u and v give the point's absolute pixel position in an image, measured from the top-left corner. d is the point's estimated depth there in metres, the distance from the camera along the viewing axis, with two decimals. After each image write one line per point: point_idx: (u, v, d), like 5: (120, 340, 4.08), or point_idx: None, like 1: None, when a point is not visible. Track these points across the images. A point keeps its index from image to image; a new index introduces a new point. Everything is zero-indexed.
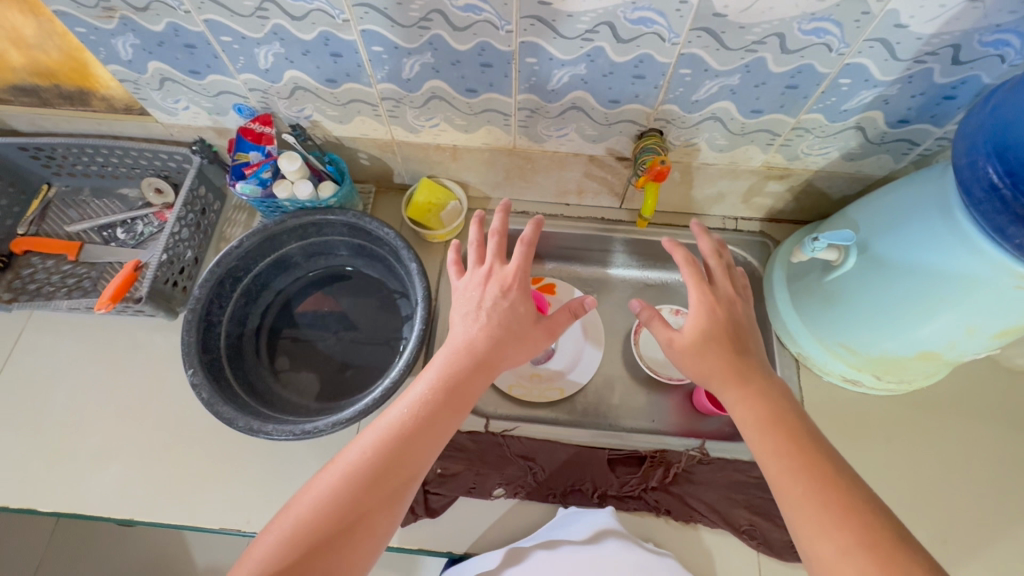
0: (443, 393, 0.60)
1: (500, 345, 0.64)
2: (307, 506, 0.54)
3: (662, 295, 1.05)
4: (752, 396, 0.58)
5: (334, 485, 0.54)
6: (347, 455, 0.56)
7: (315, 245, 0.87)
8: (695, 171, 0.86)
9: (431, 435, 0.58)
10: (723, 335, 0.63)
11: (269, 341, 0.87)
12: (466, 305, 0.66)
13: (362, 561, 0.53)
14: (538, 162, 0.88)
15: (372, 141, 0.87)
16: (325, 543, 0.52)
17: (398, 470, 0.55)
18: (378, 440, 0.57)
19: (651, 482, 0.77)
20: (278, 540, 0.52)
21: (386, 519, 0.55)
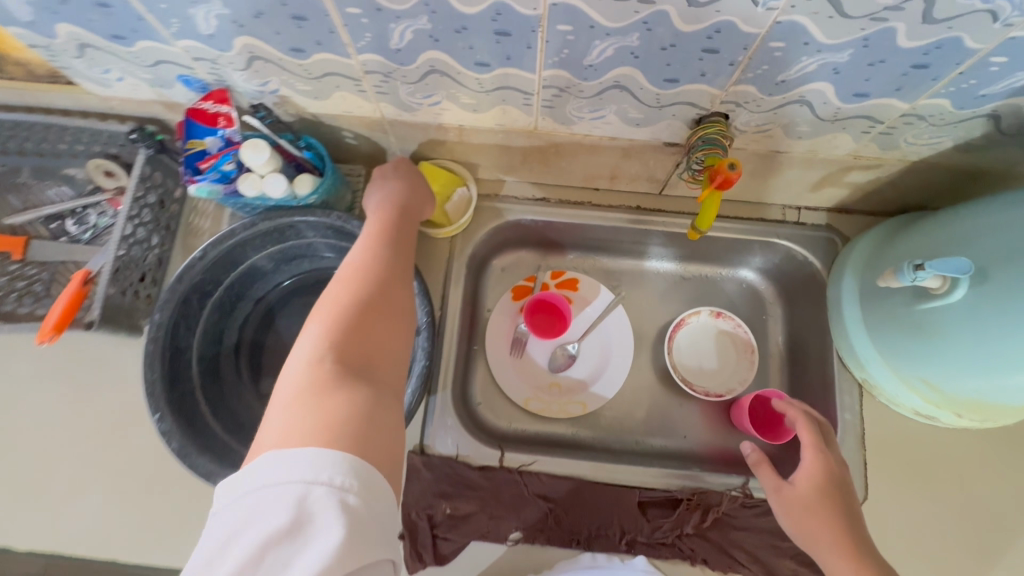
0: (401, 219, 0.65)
1: (420, 195, 0.70)
2: (326, 316, 0.49)
3: (701, 292, 0.91)
4: (852, 567, 0.57)
5: (341, 294, 0.51)
6: (338, 279, 0.54)
7: (296, 248, 0.73)
8: (761, 159, 0.69)
9: (405, 240, 0.63)
10: (832, 502, 0.61)
11: (252, 358, 0.76)
12: (388, 173, 0.70)
13: (397, 348, 0.51)
14: (564, 145, 0.71)
15: (358, 120, 0.70)
16: (359, 330, 0.48)
17: (398, 261, 0.59)
18: (372, 250, 0.58)
19: (686, 528, 0.69)
20: (313, 344, 0.46)
21: (403, 305, 0.54)
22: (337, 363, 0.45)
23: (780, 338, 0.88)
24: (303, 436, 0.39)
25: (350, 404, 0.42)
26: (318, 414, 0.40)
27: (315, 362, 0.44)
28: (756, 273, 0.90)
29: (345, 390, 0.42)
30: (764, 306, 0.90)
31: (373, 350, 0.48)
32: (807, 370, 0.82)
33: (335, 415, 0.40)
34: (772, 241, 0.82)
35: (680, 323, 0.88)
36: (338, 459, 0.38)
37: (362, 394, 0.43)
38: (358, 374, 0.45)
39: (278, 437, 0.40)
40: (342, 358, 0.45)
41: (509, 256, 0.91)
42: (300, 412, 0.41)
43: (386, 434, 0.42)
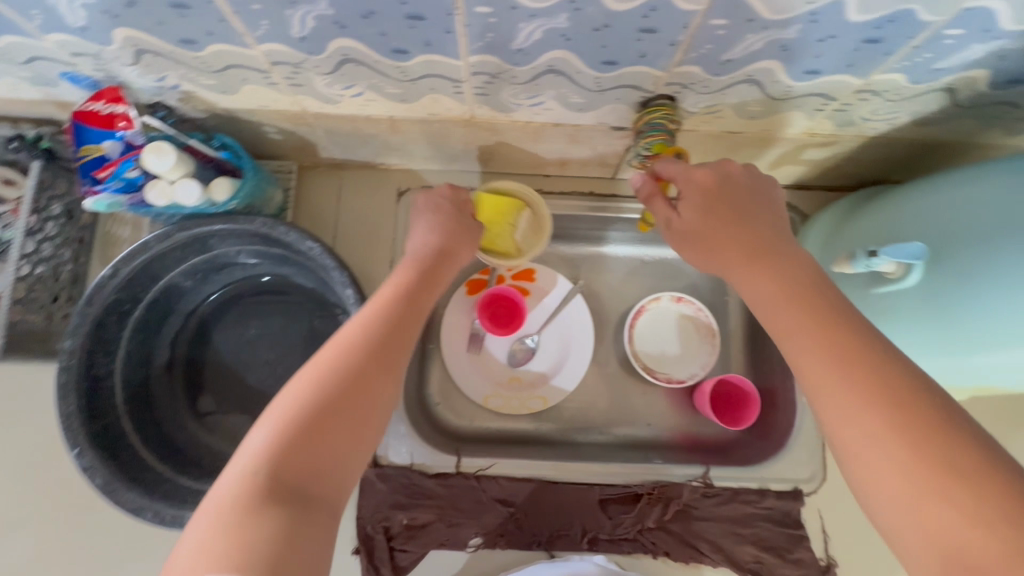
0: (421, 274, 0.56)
1: (458, 239, 0.61)
2: (290, 403, 0.42)
3: (661, 276, 0.88)
4: (792, 300, 0.45)
5: (315, 373, 0.44)
6: (323, 350, 0.46)
7: (221, 257, 0.68)
8: (714, 140, 0.65)
9: (422, 303, 0.54)
10: (732, 199, 0.51)
11: (188, 376, 0.72)
12: (433, 214, 0.62)
13: (359, 450, 0.44)
14: (506, 133, 0.66)
15: (278, 114, 0.63)
16: (319, 429, 0.41)
17: (400, 337, 0.49)
18: (370, 315, 0.50)
19: (648, 522, 0.68)
20: (264, 441, 0.40)
21: (383, 396, 0.46)
22: (277, 473, 0.39)
23: (742, 320, 0.87)
24: (216, 559, 0.34)
25: (273, 533, 0.36)
26: (233, 537, 0.35)
27: (254, 467, 0.39)
28: None
29: (271, 517, 0.36)
30: (725, 287, 0.88)
31: (327, 457, 0.41)
32: (769, 351, 0.81)
33: (252, 545, 0.35)
34: None
35: (640, 310, 0.85)
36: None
37: (290, 522, 0.37)
38: (298, 493, 0.39)
39: (187, 551, 0.35)
40: (286, 466, 0.39)
41: None
42: (217, 527, 0.36)
43: (308, 560, 0.37)
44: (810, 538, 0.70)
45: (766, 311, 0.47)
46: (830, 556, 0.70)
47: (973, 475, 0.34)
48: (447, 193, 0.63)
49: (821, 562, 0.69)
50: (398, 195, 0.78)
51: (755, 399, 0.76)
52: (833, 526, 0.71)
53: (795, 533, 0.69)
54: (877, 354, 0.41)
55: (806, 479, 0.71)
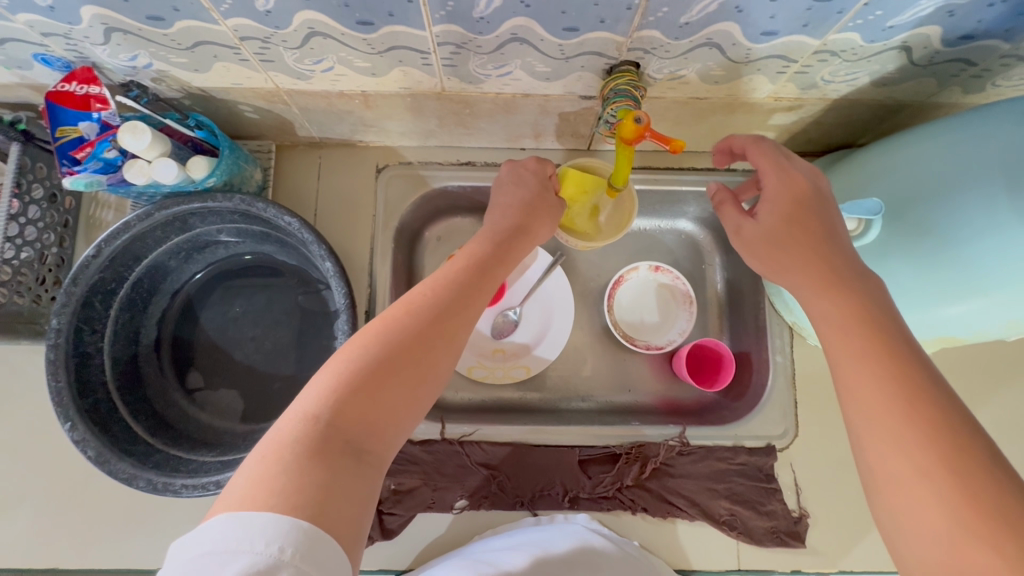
0: (485, 251, 0.58)
1: (531, 223, 0.63)
2: (353, 356, 0.45)
3: (640, 246, 0.90)
4: (840, 303, 0.47)
5: (380, 332, 0.47)
6: (391, 311, 0.49)
7: (202, 235, 0.69)
8: (682, 107, 0.66)
9: (484, 284, 0.55)
10: (808, 212, 0.52)
11: (175, 353, 0.74)
12: (514, 184, 0.65)
13: (410, 410, 0.46)
14: (478, 105, 0.67)
15: (253, 91, 0.64)
16: (376, 385, 0.44)
17: (464, 315, 0.51)
18: (439, 287, 0.52)
19: (626, 480, 0.71)
20: (325, 387, 0.43)
21: (441, 364, 0.48)
22: (334, 420, 0.41)
23: (719, 287, 0.88)
24: (271, 493, 0.36)
25: (326, 477, 0.38)
26: (291, 478, 0.37)
27: (314, 410, 0.41)
28: (694, 222, 0.89)
29: (327, 463, 0.39)
30: (701, 255, 0.89)
31: (381, 413, 0.43)
32: (744, 315, 0.83)
33: (306, 489, 0.37)
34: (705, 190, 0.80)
35: (619, 280, 0.87)
36: (294, 535, 0.34)
37: (339, 469, 0.39)
38: (352, 446, 0.41)
39: (242, 486, 0.37)
40: (343, 412, 0.42)
41: (442, 224, 0.84)
42: (276, 466, 0.38)
43: (353, 513, 0.39)
44: (783, 491, 0.73)
45: (815, 308, 0.49)
46: (802, 508, 0.72)
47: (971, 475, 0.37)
48: (533, 167, 0.67)
49: (793, 514, 0.71)
50: (377, 171, 0.79)
51: (729, 361, 0.78)
52: (807, 480, 0.74)
53: (767, 486, 0.71)
54: (909, 365, 0.42)
55: (779, 435, 0.74)
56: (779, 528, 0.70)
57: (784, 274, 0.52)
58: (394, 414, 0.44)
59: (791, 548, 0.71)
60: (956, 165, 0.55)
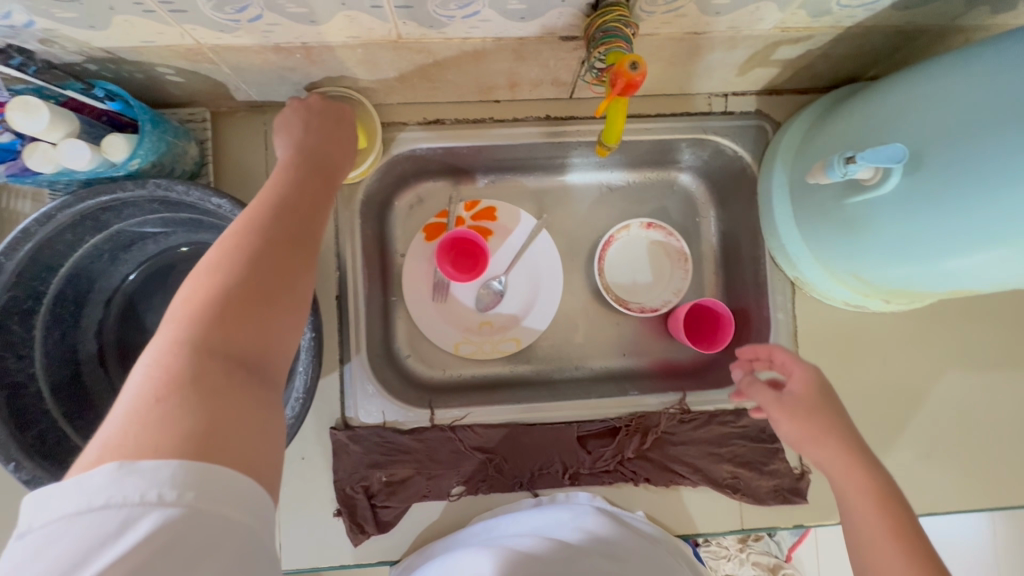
0: (309, 163, 0.50)
1: (337, 142, 0.55)
2: (207, 278, 0.37)
3: (629, 200, 0.84)
4: (883, 526, 0.48)
5: (225, 258, 0.38)
6: (227, 233, 0.40)
7: (127, 232, 0.60)
8: (676, 45, 0.58)
9: (322, 193, 0.48)
10: (830, 406, 0.55)
11: (123, 362, 0.66)
12: (301, 128, 0.54)
13: (293, 332, 0.40)
14: (442, 55, 0.58)
15: (170, 51, 0.53)
16: (248, 310, 0.36)
17: (313, 218, 0.44)
18: (278, 196, 0.44)
19: (627, 453, 0.68)
20: (187, 317, 0.35)
21: (308, 278, 0.41)
22: (211, 352, 0.34)
23: (714, 241, 0.83)
24: (172, 438, 0.30)
25: (222, 410, 0.32)
26: (188, 420, 0.31)
27: (183, 346, 0.34)
28: (687, 172, 0.82)
29: (222, 395, 0.33)
30: (695, 207, 0.84)
31: (263, 341, 0.37)
32: (740, 269, 0.79)
33: (212, 427, 0.32)
34: (699, 137, 0.73)
35: (610, 240, 0.81)
36: (201, 474, 0.30)
37: (234, 401, 0.33)
38: (241, 371, 0.35)
39: (128, 439, 0.30)
40: (223, 346, 0.35)
41: (414, 191, 0.80)
42: (165, 411, 0.31)
43: (270, 451, 0.34)
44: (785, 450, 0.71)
45: (859, 540, 0.49)
46: (803, 465, 0.70)
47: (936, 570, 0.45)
48: (318, 106, 0.57)
49: (795, 471, 0.70)
50: None
51: (729, 321, 0.74)
52: None
53: (770, 447, 0.70)
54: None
55: None
56: (782, 487, 0.69)
57: (801, 450, 0.55)
58: (279, 333, 0.38)
59: (794, 504, 0.70)
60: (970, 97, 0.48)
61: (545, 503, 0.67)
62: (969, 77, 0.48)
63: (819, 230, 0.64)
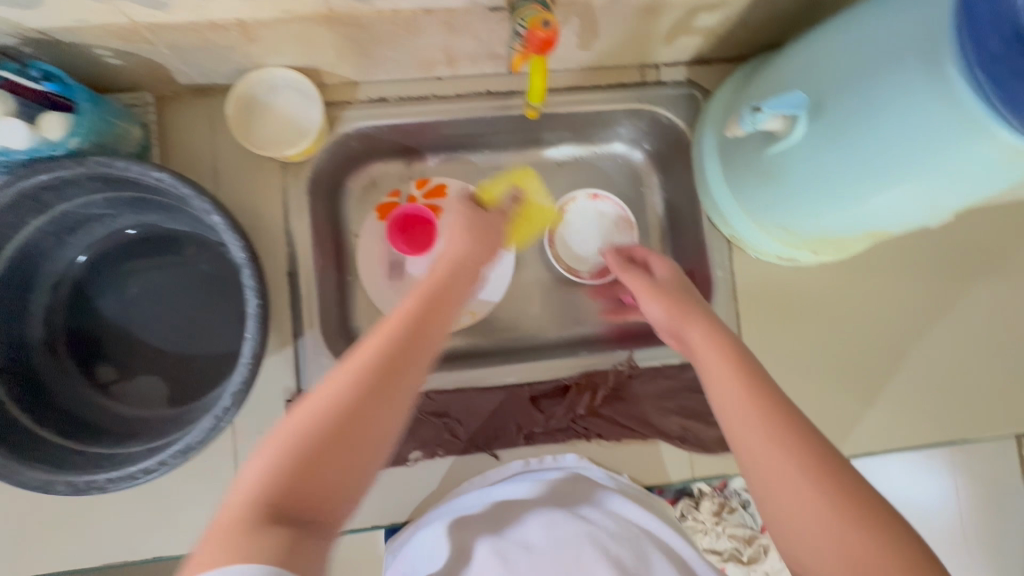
0: (426, 299, 0.52)
1: (470, 269, 0.59)
2: (301, 424, 0.43)
3: (576, 174, 0.87)
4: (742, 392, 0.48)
5: (321, 408, 0.43)
6: (328, 382, 0.45)
7: (73, 213, 0.61)
8: (599, 14, 0.62)
9: (422, 336, 0.49)
10: (683, 289, 0.61)
11: (74, 348, 0.66)
12: (465, 225, 0.63)
13: (360, 476, 0.43)
14: (375, 29, 0.60)
15: (104, 31, 0.55)
16: (320, 461, 0.41)
17: (407, 369, 0.47)
18: (377, 343, 0.47)
19: (578, 410, 0.71)
20: (273, 457, 0.41)
21: (383, 429, 0.45)
22: (280, 493, 0.39)
23: (659, 209, 0.87)
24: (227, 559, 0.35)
25: (277, 546, 0.37)
26: (240, 549, 0.36)
27: (263, 485, 0.39)
28: (629, 144, 0.85)
29: (275, 532, 0.37)
30: (639, 178, 0.87)
31: (326, 484, 0.41)
32: (684, 233, 0.83)
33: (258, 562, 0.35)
34: (636, 107, 0.77)
35: (557, 213, 0.85)
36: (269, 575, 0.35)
37: (297, 538, 0.38)
38: (297, 516, 0.39)
39: (201, 560, 0.36)
40: (288, 494, 0.40)
41: (365, 172, 0.82)
42: (232, 538, 0.37)
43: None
44: None
45: (722, 408, 0.48)
46: None
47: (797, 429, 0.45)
48: (476, 211, 0.66)
49: None
50: None
51: None
52: None
53: None
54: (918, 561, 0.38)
55: None
56: (729, 435, 0.71)
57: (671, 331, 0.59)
58: (346, 476, 0.42)
59: (740, 452, 0.72)
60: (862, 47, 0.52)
61: (534, 467, 0.69)
62: (862, 27, 0.53)
63: (744, 188, 0.68)
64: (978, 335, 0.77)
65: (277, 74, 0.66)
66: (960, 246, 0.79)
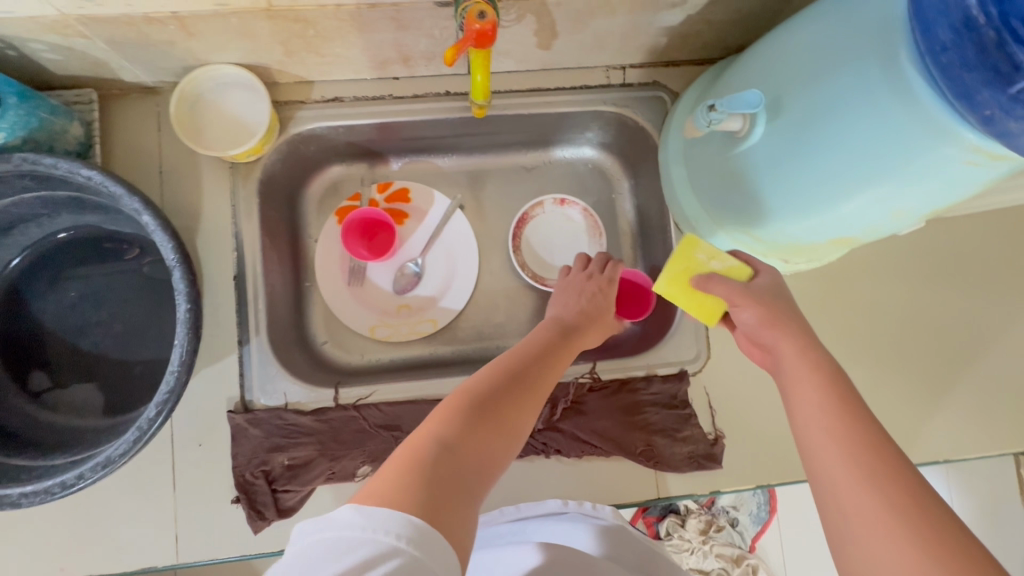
0: (554, 334, 0.62)
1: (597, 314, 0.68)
2: (461, 399, 0.48)
3: (545, 178, 0.84)
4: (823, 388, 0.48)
5: (474, 390, 0.50)
6: (481, 373, 0.53)
7: (7, 212, 0.58)
8: (553, 11, 0.60)
9: (550, 361, 0.58)
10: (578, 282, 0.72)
11: (8, 354, 0.63)
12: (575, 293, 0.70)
13: (500, 457, 0.47)
14: (320, 24, 0.58)
15: (32, 23, 0.53)
16: (473, 428, 0.46)
17: (537, 378, 0.54)
18: (519, 355, 0.56)
19: (537, 424, 0.68)
20: (433, 423, 0.46)
21: (519, 420, 0.50)
22: (437, 447, 0.43)
23: (631, 216, 0.84)
24: (394, 492, 0.37)
25: (435, 488, 0.39)
26: (406, 483, 0.38)
27: (422, 442, 0.43)
28: (599, 149, 0.83)
29: (435, 475, 0.40)
30: (610, 184, 0.84)
31: (477, 451, 0.45)
32: (654, 241, 0.80)
33: (421, 494, 0.38)
34: (601, 109, 0.74)
35: (524, 218, 0.82)
36: (415, 524, 0.35)
37: (444, 497, 0.39)
38: (452, 469, 0.42)
39: (370, 490, 0.38)
40: (448, 448, 0.43)
41: (326, 175, 0.79)
42: (400, 476, 0.39)
43: (458, 525, 0.38)
44: (699, 415, 0.70)
45: (801, 401, 0.48)
46: (717, 430, 0.70)
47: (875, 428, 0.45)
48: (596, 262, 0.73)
49: (709, 437, 0.69)
50: None
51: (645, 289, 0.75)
52: (729, 403, 0.71)
53: (682, 413, 0.69)
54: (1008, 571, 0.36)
55: (692, 359, 0.72)
56: (697, 452, 0.68)
57: (761, 338, 0.56)
58: (491, 451, 0.46)
59: (710, 470, 0.69)
60: (816, 43, 0.50)
61: (584, 511, 0.63)
62: (818, 24, 0.50)
63: (709, 192, 0.65)
64: (964, 350, 0.73)
65: (224, 70, 0.64)
66: (942, 255, 0.75)
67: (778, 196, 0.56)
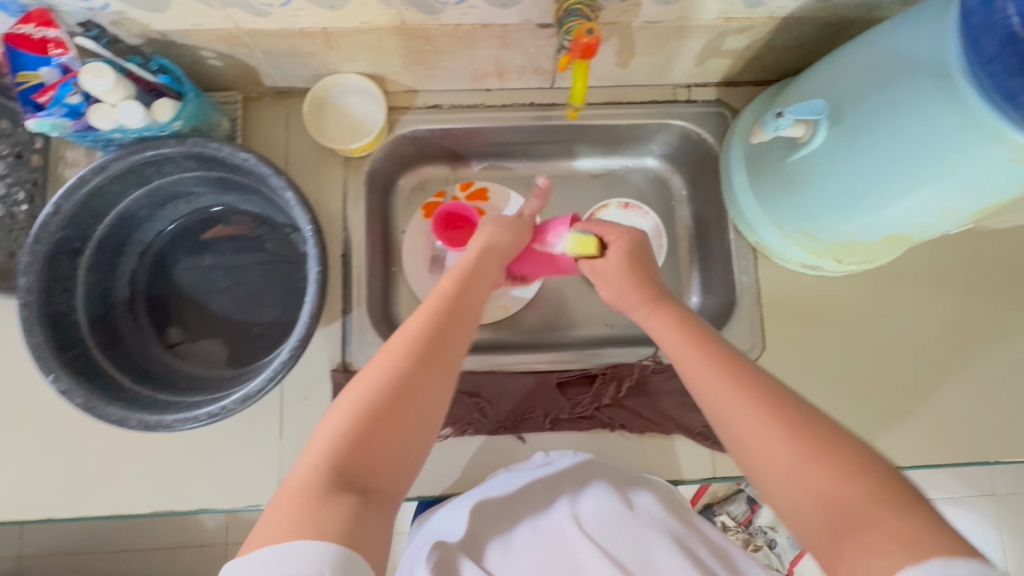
0: (459, 290, 0.59)
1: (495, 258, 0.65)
2: (357, 399, 0.48)
3: (609, 184, 0.93)
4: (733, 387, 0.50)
5: (371, 386, 0.49)
6: (378, 360, 0.51)
7: (167, 188, 0.70)
8: (636, 34, 0.69)
9: (459, 325, 0.56)
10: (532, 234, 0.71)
11: (150, 309, 0.74)
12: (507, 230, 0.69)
13: (412, 450, 0.48)
14: (439, 41, 0.68)
15: (213, 34, 0.65)
16: (373, 436, 0.46)
17: (446, 351, 0.53)
18: (411, 326, 0.54)
19: (604, 399, 0.74)
20: (329, 435, 0.46)
21: (430, 403, 0.50)
22: (335, 469, 0.44)
23: (688, 221, 0.91)
24: (294, 529, 0.40)
25: (344, 515, 0.41)
26: (315, 518, 0.41)
27: (325, 458, 0.45)
28: (661, 160, 0.91)
29: (341, 501, 0.42)
30: (670, 192, 0.92)
31: (383, 457, 0.46)
32: (711, 244, 0.87)
33: (334, 526, 0.40)
34: (667, 121, 0.83)
35: (591, 218, 0.90)
36: (332, 553, 0.39)
37: (361, 509, 0.43)
38: (359, 484, 0.44)
39: (272, 528, 0.41)
40: (347, 468, 0.44)
41: (416, 174, 0.90)
42: (302, 510, 0.41)
43: (377, 541, 0.42)
44: None
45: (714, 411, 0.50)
46: None
47: (787, 421, 0.46)
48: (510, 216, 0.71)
49: None
50: None
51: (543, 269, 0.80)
52: None
53: None
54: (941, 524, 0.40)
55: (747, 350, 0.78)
56: None
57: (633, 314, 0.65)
58: (402, 448, 0.47)
59: None
60: (873, 60, 0.57)
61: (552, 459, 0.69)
62: (874, 45, 0.58)
63: (768, 194, 0.72)
64: (1009, 355, 0.77)
65: (349, 78, 0.76)
66: (987, 265, 0.80)
67: (835, 196, 0.62)
